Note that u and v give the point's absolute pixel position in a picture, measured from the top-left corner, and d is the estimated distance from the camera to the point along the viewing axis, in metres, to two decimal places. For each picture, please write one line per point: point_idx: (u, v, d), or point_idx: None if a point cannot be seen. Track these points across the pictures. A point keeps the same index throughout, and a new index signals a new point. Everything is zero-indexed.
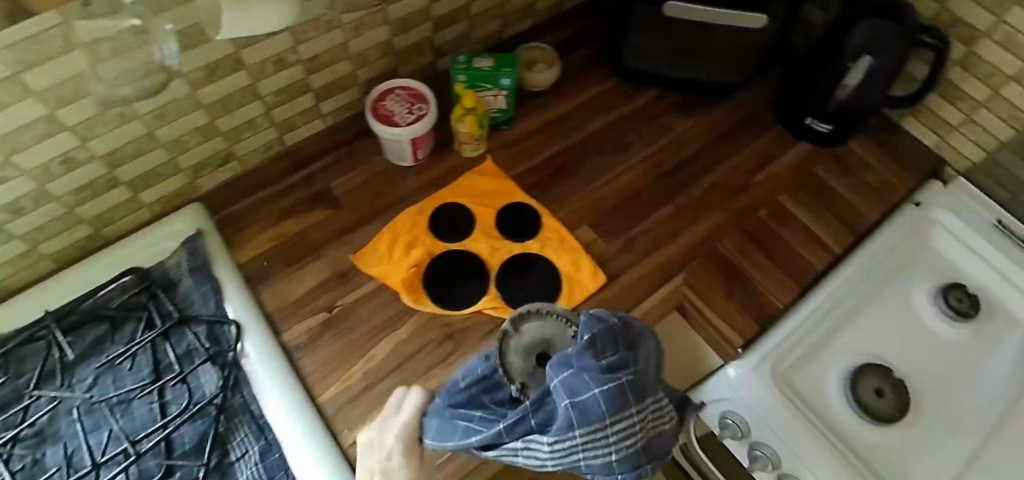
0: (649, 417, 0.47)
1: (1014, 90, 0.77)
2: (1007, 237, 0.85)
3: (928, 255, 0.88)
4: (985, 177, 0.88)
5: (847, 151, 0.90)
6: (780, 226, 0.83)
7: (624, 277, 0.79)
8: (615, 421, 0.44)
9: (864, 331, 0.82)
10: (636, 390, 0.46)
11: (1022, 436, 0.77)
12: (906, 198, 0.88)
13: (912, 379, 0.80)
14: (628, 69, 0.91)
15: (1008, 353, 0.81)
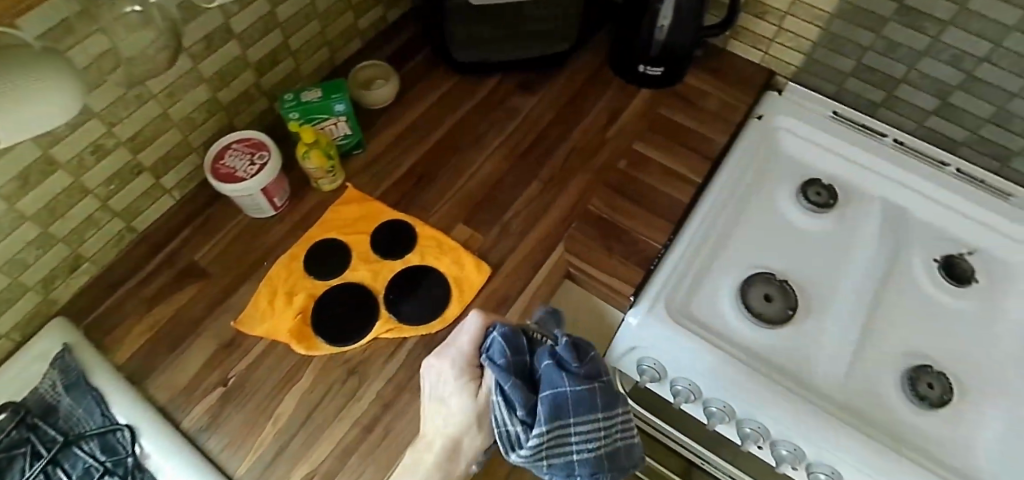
0: (610, 431, 0.53)
1: None
2: (844, 125, 0.93)
3: (784, 159, 0.93)
4: (810, 76, 0.95)
5: (687, 85, 0.95)
6: (640, 172, 0.87)
7: (508, 262, 0.81)
8: (588, 416, 0.50)
9: (743, 245, 0.86)
10: (607, 398, 0.52)
11: (901, 299, 0.82)
12: (749, 114, 0.93)
13: (797, 276, 0.83)
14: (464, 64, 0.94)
15: (873, 225, 0.86)
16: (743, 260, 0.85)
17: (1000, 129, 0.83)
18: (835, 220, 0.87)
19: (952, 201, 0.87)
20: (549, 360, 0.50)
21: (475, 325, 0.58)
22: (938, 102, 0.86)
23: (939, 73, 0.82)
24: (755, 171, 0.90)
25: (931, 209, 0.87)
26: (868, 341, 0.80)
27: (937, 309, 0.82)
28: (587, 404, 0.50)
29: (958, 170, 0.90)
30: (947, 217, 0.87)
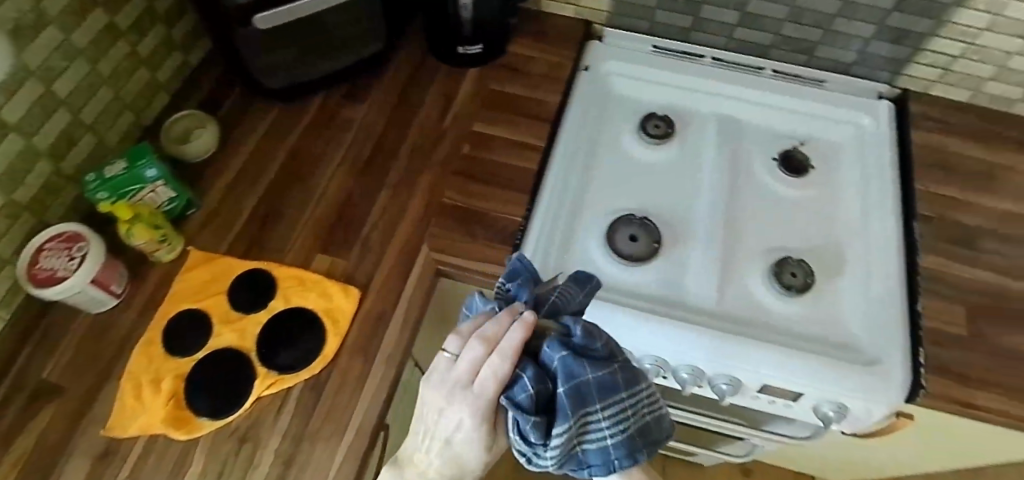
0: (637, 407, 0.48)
1: None
2: (663, 55, 0.97)
3: (619, 102, 0.97)
4: (623, 18, 0.97)
5: (511, 55, 0.96)
6: (487, 152, 0.87)
7: (375, 280, 0.79)
8: (611, 399, 0.46)
9: (601, 194, 0.88)
10: (625, 374, 0.47)
11: (750, 202, 0.87)
12: (577, 68, 0.96)
13: (655, 210, 0.87)
14: (282, 90, 0.91)
15: (709, 143, 0.92)
16: (604, 209, 0.87)
17: (796, 25, 0.89)
18: (677, 146, 0.92)
19: (772, 101, 0.94)
20: (562, 351, 0.43)
21: (517, 343, 0.40)
22: (740, 14, 0.90)
23: None
24: (596, 122, 0.94)
25: (758, 112, 0.94)
26: (733, 250, 0.84)
27: (784, 201, 0.88)
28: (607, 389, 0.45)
29: (774, 70, 0.95)
30: (773, 117, 0.94)
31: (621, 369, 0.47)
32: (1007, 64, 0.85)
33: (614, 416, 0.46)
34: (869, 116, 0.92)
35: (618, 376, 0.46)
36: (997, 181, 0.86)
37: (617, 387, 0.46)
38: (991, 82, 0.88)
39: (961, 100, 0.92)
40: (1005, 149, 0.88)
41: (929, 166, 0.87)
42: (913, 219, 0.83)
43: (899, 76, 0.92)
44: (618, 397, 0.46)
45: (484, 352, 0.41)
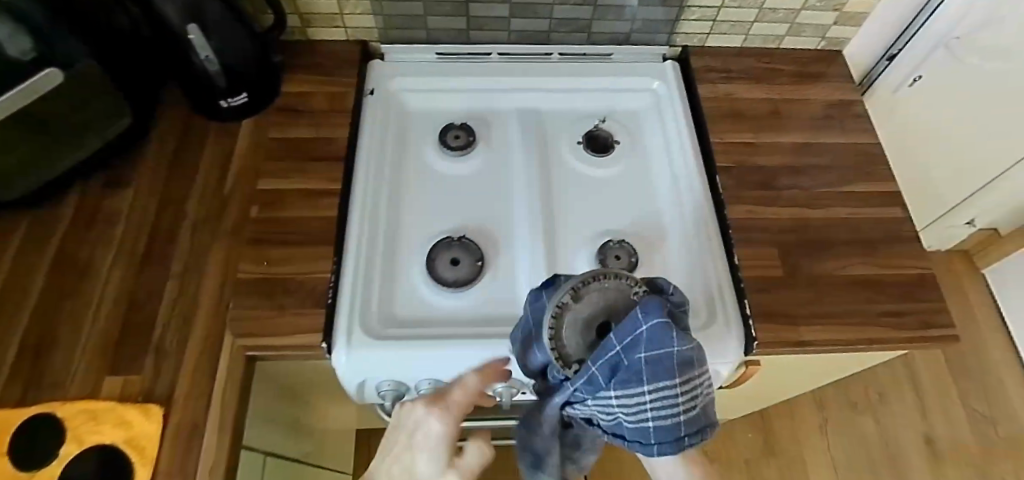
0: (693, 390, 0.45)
1: None
2: (450, 61, 0.95)
3: (417, 119, 0.93)
4: (392, 36, 0.94)
5: (287, 96, 0.90)
6: (280, 210, 0.79)
7: (178, 389, 0.69)
8: (678, 373, 0.43)
9: (416, 221, 0.84)
10: (685, 362, 0.44)
11: (565, 190, 0.87)
12: (361, 93, 0.91)
13: (474, 223, 0.83)
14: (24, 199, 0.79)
15: (515, 139, 0.90)
16: (423, 236, 0.83)
17: (565, 7, 0.88)
18: (486, 151, 0.89)
19: (568, 83, 0.94)
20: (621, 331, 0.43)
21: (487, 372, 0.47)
22: (508, 6, 0.88)
23: None
24: (396, 146, 0.89)
25: (557, 97, 0.94)
26: (559, 245, 0.82)
27: (599, 182, 0.88)
28: (658, 374, 0.42)
29: (560, 55, 0.95)
30: (573, 99, 0.94)
31: (680, 358, 0.43)
32: (762, 5, 0.89)
33: (665, 402, 0.43)
34: (659, 79, 0.94)
35: (673, 363, 0.43)
36: (782, 117, 0.90)
37: (668, 374, 0.43)
38: (754, 24, 0.92)
39: (736, 46, 0.96)
40: (783, 84, 0.93)
41: (720, 117, 0.89)
42: (714, 174, 0.85)
43: (676, 36, 0.94)
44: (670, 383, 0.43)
45: (472, 381, 0.47)
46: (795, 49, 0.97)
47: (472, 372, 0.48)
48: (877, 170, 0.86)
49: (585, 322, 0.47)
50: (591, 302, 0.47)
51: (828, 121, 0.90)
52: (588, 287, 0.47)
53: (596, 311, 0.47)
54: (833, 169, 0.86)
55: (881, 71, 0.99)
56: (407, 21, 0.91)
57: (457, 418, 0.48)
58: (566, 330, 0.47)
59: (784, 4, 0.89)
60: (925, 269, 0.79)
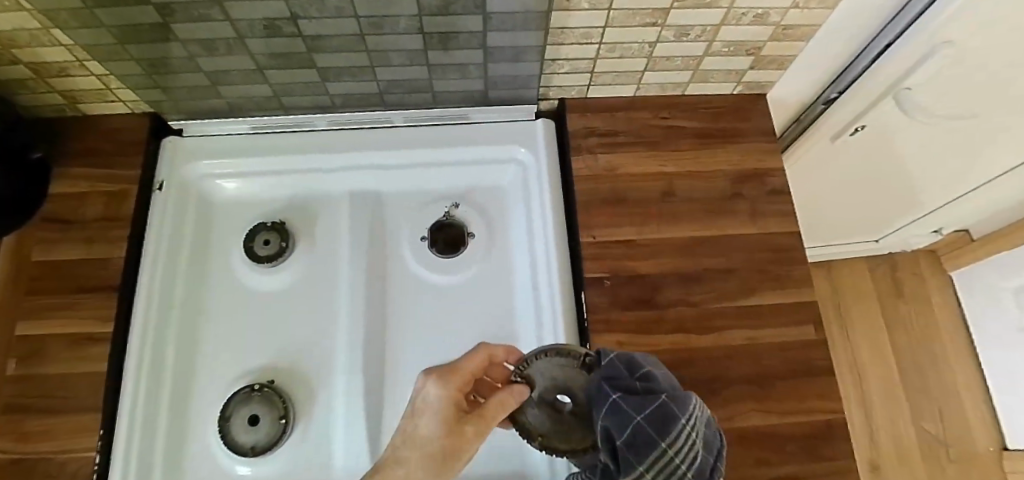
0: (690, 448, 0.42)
1: (64, 34, 0.59)
2: (264, 134, 0.75)
3: (231, 214, 0.76)
4: (185, 111, 0.73)
5: (57, 198, 0.71)
6: (38, 366, 0.64)
7: None
8: (675, 413, 0.42)
9: (222, 355, 0.70)
10: (659, 412, 0.42)
11: (405, 304, 0.71)
12: (149, 186, 0.73)
13: (290, 357, 0.69)
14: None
15: (345, 236, 0.73)
16: (228, 378, 0.69)
17: (391, 68, 0.67)
18: (309, 255, 0.73)
19: (412, 156, 0.74)
20: (610, 360, 0.48)
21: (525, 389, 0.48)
22: (318, 71, 0.68)
23: (281, 47, 0.63)
24: (199, 258, 0.74)
25: (399, 175, 0.75)
26: (387, 385, 0.67)
27: (445, 294, 0.72)
28: (640, 453, 0.42)
29: (403, 119, 0.75)
30: (420, 177, 0.76)
31: (647, 412, 0.42)
32: (652, 53, 0.67)
33: (669, 469, 0.41)
34: (525, 146, 0.74)
35: (648, 429, 0.42)
36: (678, 198, 0.70)
37: (652, 440, 0.41)
38: (646, 73, 0.71)
39: (628, 95, 0.75)
40: (685, 149, 0.73)
41: (598, 203, 0.70)
42: (581, 290, 0.67)
43: (549, 89, 0.73)
44: (666, 448, 0.41)
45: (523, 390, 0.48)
46: (707, 95, 0.76)
47: (475, 355, 0.52)
48: (791, 270, 0.68)
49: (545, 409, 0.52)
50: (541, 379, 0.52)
51: (736, 202, 0.71)
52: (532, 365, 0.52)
53: (546, 385, 0.52)
54: (737, 273, 0.68)
55: (814, 115, 0.79)
56: (197, 93, 0.70)
57: (461, 391, 0.48)
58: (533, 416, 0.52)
59: (680, 51, 0.67)
60: (835, 412, 0.63)
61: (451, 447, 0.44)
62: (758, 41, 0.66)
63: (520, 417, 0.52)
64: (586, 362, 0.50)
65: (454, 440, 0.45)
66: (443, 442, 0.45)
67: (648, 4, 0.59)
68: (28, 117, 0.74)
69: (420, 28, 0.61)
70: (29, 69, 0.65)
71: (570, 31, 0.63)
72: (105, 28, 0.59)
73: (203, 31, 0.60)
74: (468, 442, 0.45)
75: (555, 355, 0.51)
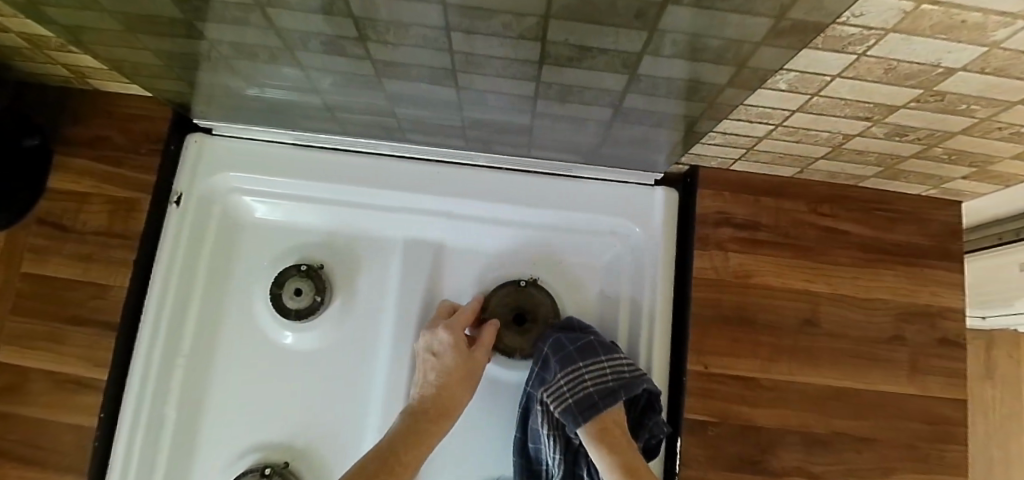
0: (601, 372, 0.51)
1: (58, 13, 0.43)
2: (311, 150, 0.60)
3: (262, 240, 0.62)
4: (214, 109, 0.57)
5: (57, 195, 0.58)
6: (17, 406, 0.54)
7: None
8: (594, 356, 0.52)
9: (231, 417, 0.58)
10: (586, 346, 0.52)
11: None
12: (165, 196, 0.59)
13: (309, 429, 0.57)
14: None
15: (394, 289, 0.59)
16: (229, 453, 0.57)
17: (482, 107, 0.50)
18: (345, 310, 0.59)
19: (488, 210, 0.59)
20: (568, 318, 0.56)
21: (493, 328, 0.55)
22: (386, 95, 0.51)
23: (343, 65, 0.47)
24: (216, 291, 0.60)
25: (473, 229, 0.60)
26: None
27: (507, 395, 0.59)
28: (565, 370, 0.51)
29: (485, 160, 0.59)
30: (495, 233, 0.60)
31: (579, 345, 0.52)
32: (842, 144, 0.49)
33: (576, 379, 0.51)
34: (638, 222, 0.58)
35: (574, 351, 0.52)
36: (820, 330, 0.54)
37: (575, 359, 0.51)
38: (820, 160, 0.53)
39: (783, 176, 0.56)
40: (842, 263, 0.56)
41: (719, 320, 0.54)
42: (676, 436, 0.53)
43: (683, 155, 0.55)
44: (581, 367, 0.51)
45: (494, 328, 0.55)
46: (886, 191, 0.57)
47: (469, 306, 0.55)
48: (944, 452, 0.53)
49: (508, 329, 0.57)
50: (497, 305, 0.58)
51: (894, 348, 0.54)
52: (491, 295, 0.58)
53: (504, 308, 0.58)
54: (875, 441, 0.53)
55: (1008, 229, 0.61)
56: (230, 93, 0.54)
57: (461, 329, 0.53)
58: (505, 338, 0.57)
59: (882, 147, 0.49)
60: None
61: (468, 365, 0.52)
62: (996, 156, 0.47)
63: (498, 344, 0.57)
64: (528, 282, 0.59)
65: (468, 357, 0.52)
66: (463, 367, 0.52)
67: (871, 97, 0.41)
68: (29, 83, 0.59)
69: (535, 75, 0.44)
70: (22, 39, 0.49)
71: (743, 107, 0.45)
72: (109, 14, 0.42)
73: (240, 34, 0.43)
74: (481, 358, 0.53)
75: (507, 285, 0.58)
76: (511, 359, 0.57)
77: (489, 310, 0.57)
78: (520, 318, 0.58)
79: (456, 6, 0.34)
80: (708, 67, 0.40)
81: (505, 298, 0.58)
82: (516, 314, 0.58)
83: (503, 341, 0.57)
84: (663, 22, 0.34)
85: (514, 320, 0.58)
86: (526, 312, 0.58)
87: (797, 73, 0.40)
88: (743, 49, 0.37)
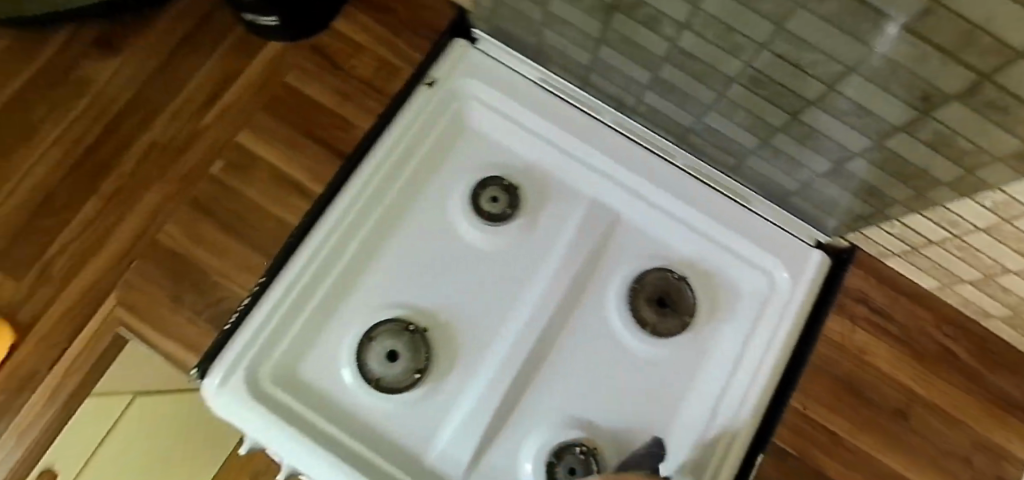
0: None
1: None
2: (548, 92, 0.68)
3: (474, 146, 0.69)
4: (499, 23, 0.66)
5: (335, 36, 0.68)
6: (239, 182, 0.63)
7: (40, 324, 0.60)
8: None
9: (390, 273, 0.64)
10: None
11: (584, 334, 0.64)
12: (417, 78, 0.66)
13: (451, 312, 0.64)
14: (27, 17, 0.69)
15: (568, 234, 0.67)
16: (378, 302, 0.64)
17: (724, 120, 0.59)
18: (521, 231, 0.66)
19: (671, 205, 0.66)
20: None
21: None
22: (651, 76, 0.60)
23: (640, 37, 0.56)
24: (422, 169, 0.66)
25: (652, 214, 0.67)
26: (524, 404, 0.62)
27: (627, 364, 0.63)
28: None
29: (685, 163, 0.67)
30: (667, 227, 0.67)
31: None
32: (994, 275, 0.57)
33: None
34: (789, 271, 0.65)
35: None
36: (907, 424, 0.61)
37: None
38: (965, 283, 0.61)
39: (923, 286, 0.66)
40: (943, 379, 0.63)
41: (826, 371, 0.62)
42: (759, 450, 0.60)
43: (853, 233, 0.65)
44: None
45: None
46: (1002, 338, 0.65)
47: None
48: None
49: (651, 304, 0.65)
50: (650, 282, 0.65)
51: (961, 468, 0.61)
52: (648, 272, 0.66)
53: (655, 287, 0.65)
54: None
55: None
56: (520, 21, 0.63)
57: None
58: (644, 310, 0.64)
59: None
60: None
61: None
62: None
63: (637, 311, 0.64)
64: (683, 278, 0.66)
65: None
66: None
67: None
68: None
69: (796, 111, 0.53)
70: None
71: (938, 209, 0.54)
72: None
73: None
74: None
75: (666, 271, 0.66)
76: (643, 332, 0.64)
77: (641, 285, 0.65)
78: (665, 302, 0.65)
79: (791, 33, 0.43)
80: (944, 165, 0.48)
81: (659, 279, 0.65)
82: (661, 297, 0.65)
83: (641, 312, 0.64)
84: (937, 112, 0.42)
85: (657, 300, 0.65)
86: (670, 298, 0.65)
87: (1007, 197, 0.47)
88: (979, 158, 0.45)
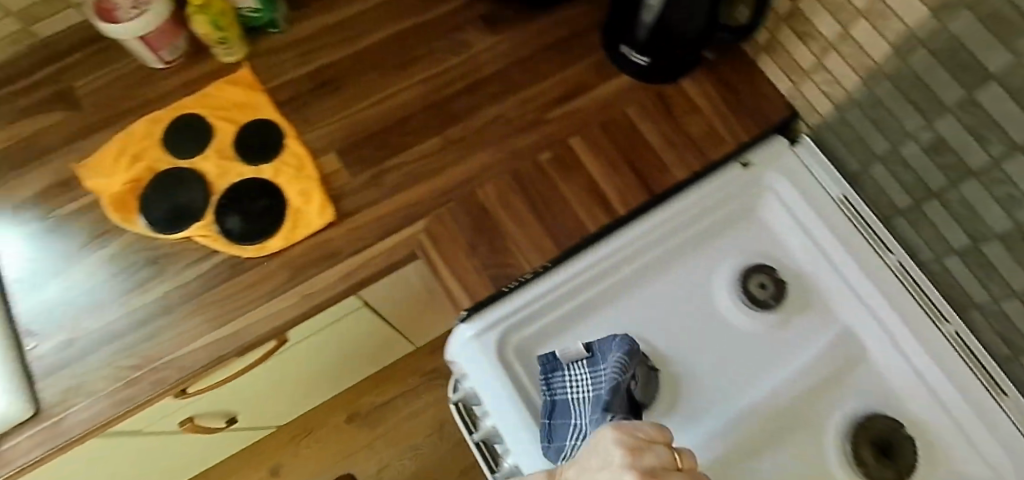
0: None
1: (863, 29, 0.59)
2: (847, 215, 0.72)
3: (755, 232, 0.75)
4: (837, 139, 0.72)
5: (680, 91, 0.76)
6: (557, 176, 0.72)
7: (358, 217, 0.70)
8: None
9: (646, 306, 0.71)
10: None
11: (795, 443, 0.67)
12: (735, 154, 0.73)
13: (685, 365, 0.69)
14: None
15: (814, 348, 0.71)
16: (619, 325, 0.70)
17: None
18: (763, 322, 0.71)
19: (924, 365, 0.67)
20: None
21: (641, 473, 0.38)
22: (970, 242, 0.64)
23: (981, 205, 0.59)
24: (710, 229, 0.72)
25: (892, 362, 0.69)
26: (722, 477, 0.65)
27: None
28: None
29: (953, 332, 0.69)
30: (904, 383, 0.69)
31: None
32: None
33: None
34: None
35: None
36: None
37: None
38: None
39: None
40: None
41: None
42: None
43: None
44: None
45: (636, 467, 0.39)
46: None
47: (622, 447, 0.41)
48: None
49: (872, 446, 0.66)
50: (877, 427, 0.67)
51: None
52: (876, 417, 0.68)
53: (881, 434, 0.67)
54: None
55: None
56: (859, 145, 0.69)
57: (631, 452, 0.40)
58: (863, 448, 0.66)
59: None
60: None
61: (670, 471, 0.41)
62: None
63: (858, 446, 0.66)
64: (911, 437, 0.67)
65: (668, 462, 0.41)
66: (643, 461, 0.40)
67: None
68: None
69: None
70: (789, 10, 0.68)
71: None
72: (903, 64, 0.58)
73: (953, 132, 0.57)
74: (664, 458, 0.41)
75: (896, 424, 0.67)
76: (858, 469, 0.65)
77: (869, 425, 0.67)
78: (886, 450, 0.67)
79: None
80: None
81: (889, 429, 0.67)
82: (884, 445, 0.67)
83: (859, 449, 0.66)
84: None
85: (880, 446, 0.67)
86: (892, 449, 0.67)
87: None
88: None
